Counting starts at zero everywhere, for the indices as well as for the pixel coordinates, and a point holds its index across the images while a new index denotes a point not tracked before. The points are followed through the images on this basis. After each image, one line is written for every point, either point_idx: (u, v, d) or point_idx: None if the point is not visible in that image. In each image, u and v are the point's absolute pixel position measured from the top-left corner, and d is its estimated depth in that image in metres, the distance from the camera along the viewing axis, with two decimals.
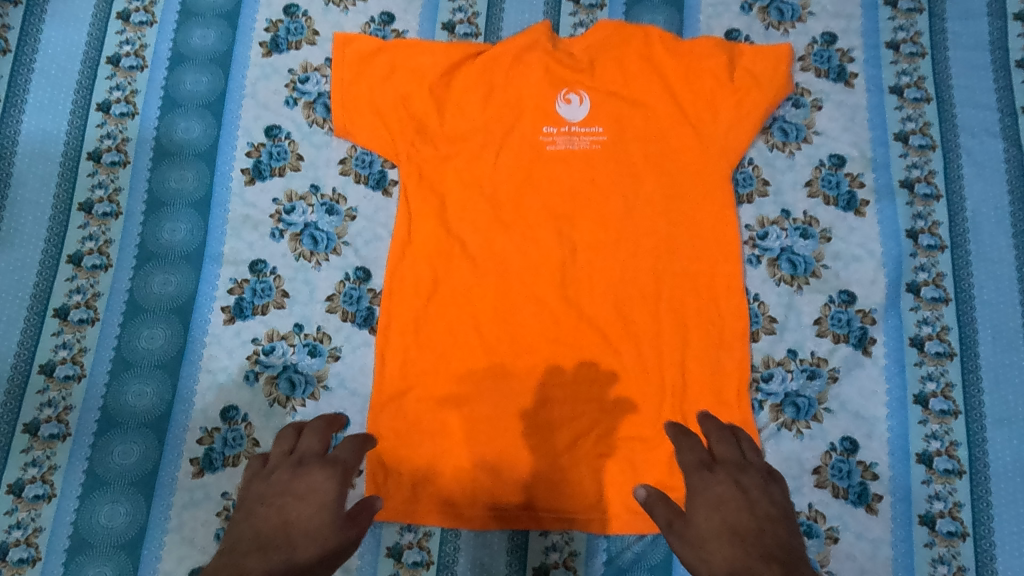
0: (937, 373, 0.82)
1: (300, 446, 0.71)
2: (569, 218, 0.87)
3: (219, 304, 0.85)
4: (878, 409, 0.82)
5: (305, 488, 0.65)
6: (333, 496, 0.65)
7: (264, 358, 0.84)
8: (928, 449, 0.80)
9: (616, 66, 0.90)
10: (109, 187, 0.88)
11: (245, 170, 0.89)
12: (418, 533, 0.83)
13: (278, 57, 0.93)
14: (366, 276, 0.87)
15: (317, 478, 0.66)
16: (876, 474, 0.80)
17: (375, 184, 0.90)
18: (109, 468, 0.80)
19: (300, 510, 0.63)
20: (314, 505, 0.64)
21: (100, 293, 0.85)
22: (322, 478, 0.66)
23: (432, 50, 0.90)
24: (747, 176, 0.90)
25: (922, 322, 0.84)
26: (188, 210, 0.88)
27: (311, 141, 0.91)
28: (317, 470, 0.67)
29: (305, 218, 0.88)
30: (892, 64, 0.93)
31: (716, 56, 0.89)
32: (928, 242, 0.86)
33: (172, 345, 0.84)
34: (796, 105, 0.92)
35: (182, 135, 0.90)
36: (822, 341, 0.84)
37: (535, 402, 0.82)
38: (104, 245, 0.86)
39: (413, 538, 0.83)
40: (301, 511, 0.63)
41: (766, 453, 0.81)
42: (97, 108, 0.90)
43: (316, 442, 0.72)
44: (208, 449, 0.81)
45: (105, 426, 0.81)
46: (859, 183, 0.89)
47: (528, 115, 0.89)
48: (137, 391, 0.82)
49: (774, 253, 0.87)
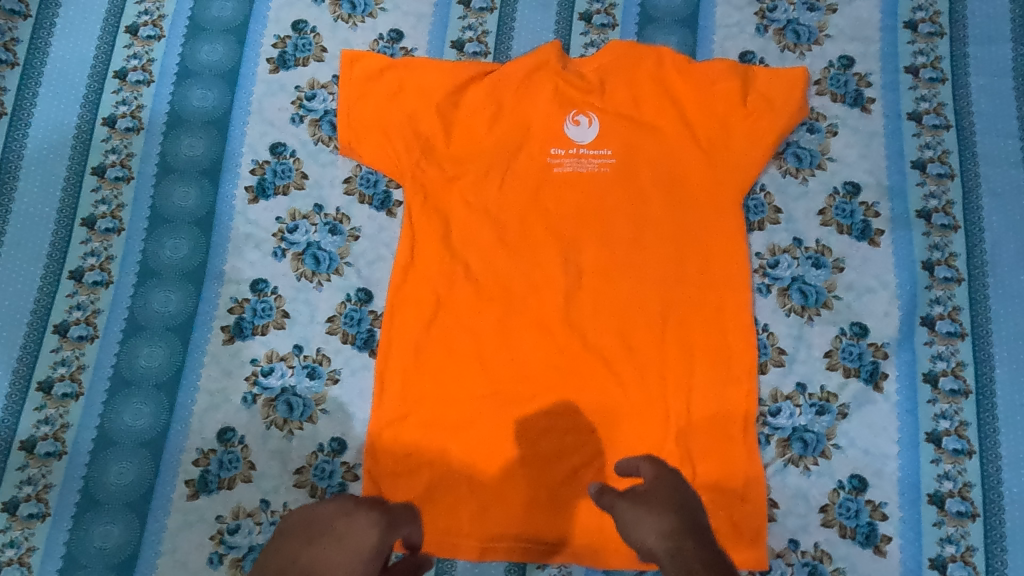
0: (951, 411, 0.80)
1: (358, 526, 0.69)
2: (576, 242, 0.85)
3: (218, 324, 0.84)
4: (888, 447, 0.79)
5: (345, 540, 0.67)
6: (370, 547, 0.67)
7: (263, 379, 0.83)
8: (939, 489, 0.78)
9: (627, 87, 0.89)
10: (113, 203, 0.88)
11: (248, 187, 0.89)
12: None
13: (285, 74, 0.93)
14: (368, 298, 0.86)
15: (359, 525, 0.69)
16: (886, 514, 0.78)
17: (379, 205, 0.89)
18: (104, 488, 0.80)
19: (331, 554, 0.66)
20: (346, 552, 0.66)
21: (100, 310, 0.84)
22: (364, 526, 0.69)
23: (440, 68, 0.89)
24: (759, 203, 0.87)
25: (937, 357, 0.81)
26: (191, 227, 0.87)
27: (316, 159, 0.90)
28: (361, 520, 0.69)
29: (307, 237, 0.87)
30: (910, 89, 0.90)
31: (729, 80, 0.88)
32: (945, 275, 0.84)
33: (171, 364, 0.83)
34: (811, 130, 0.90)
35: (186, 151, 0.90)
36: (832, 375, 0.82)
37: (535, 431, 0.80)
38: (105, 261, 0.86)
39: None
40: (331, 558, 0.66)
41: (772, 490, 0.79)
42: (102, 122, 0.90)
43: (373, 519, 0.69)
44: (203, 471, 0.81)
45: (101, 445, 0.81)
46: (873, 212, 0.86)
47: (536, 136, 0.88)
48: (135, 410, 0.82)
49: (785, 282, 0.85)
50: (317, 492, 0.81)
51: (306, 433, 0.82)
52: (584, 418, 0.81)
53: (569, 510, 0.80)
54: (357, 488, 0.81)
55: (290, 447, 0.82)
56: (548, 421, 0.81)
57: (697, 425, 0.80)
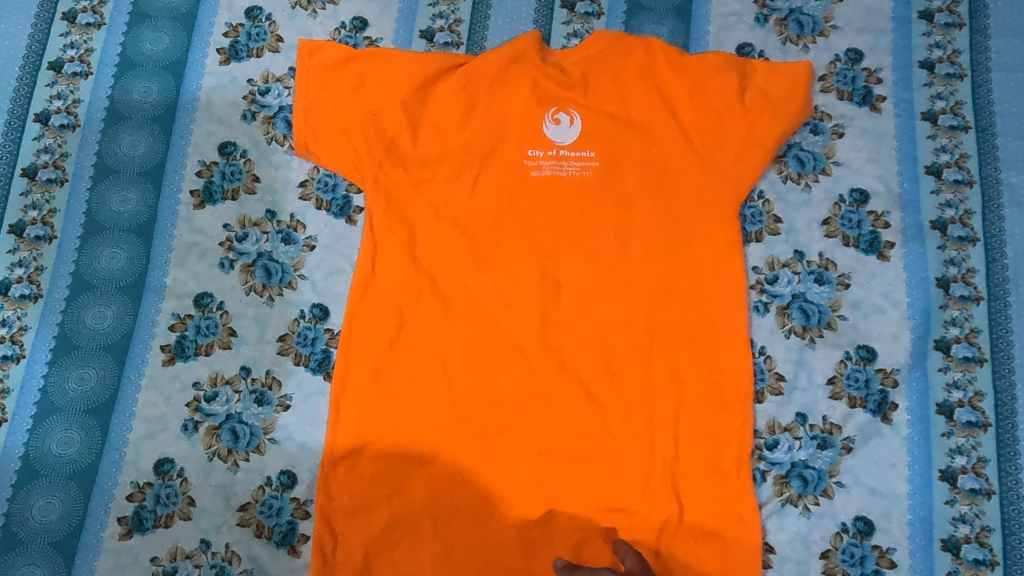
0: (968, 446, 0.72)
1: None
2: (554, 256, 0.77)
3: (158, 343, 0.76)
4: (898, 485, 0.71)
5: None
6: None
7: (206, 405, 0.75)
8: (954, 534, 0.70)
9: (612, 82, 0.80)
10: (44, 208, 0.79)
11: (194, 191, 0.81)
12: None
13: (237, 65, 0.84)
14: (324, 315, 0.78)
15: None
16: (894, 561, 0.70)
17: (338, 211, 0.81)
18: (27, 525, 0.72)
19: None
20: None
21: (27, 327, 0.76)
22: None
23: (407, 60, 0.81)
24: (756, 211, 0.79)
25: (952, 385, 0.73)
26: (129, 236, 0.79)
27: (270, 160, 0.82)
28: None
29: (258, 247, 0.79)
30: (925, 86, 0.82)
31: (726, 74, 0.79)
32: (961, 293, 0.76)
33: (103, 388, 0.75)
34: (814, 131, 0.81)
35: (126, 150, 0.81)
36: (835, 405, 0.74)
37: (505, 465, 0.72)
38: (34, 273, 0.78)
39: None
40: None
41: (768, 532, 0.71)
42: (35, 118, 0.82)
43: None
44: (138, 508, 0.73)
45: (25, 477, 0.73)
46: (883, 223, 0.78)
47: (511, 136, 0.79)
48: (63, 439, 0.74)
49: (784, 300, 0.77)
50: (264, 532, 0.73)
51: (252, 465, 0.74)
52: (560, 451, 0.73)
53: (543, 553, 0.71)
54: (308, 527, 0.73)
55: (235, 480, 0.74)
56: (521, 454, 0.73)
57: (686, 459, 0.72)
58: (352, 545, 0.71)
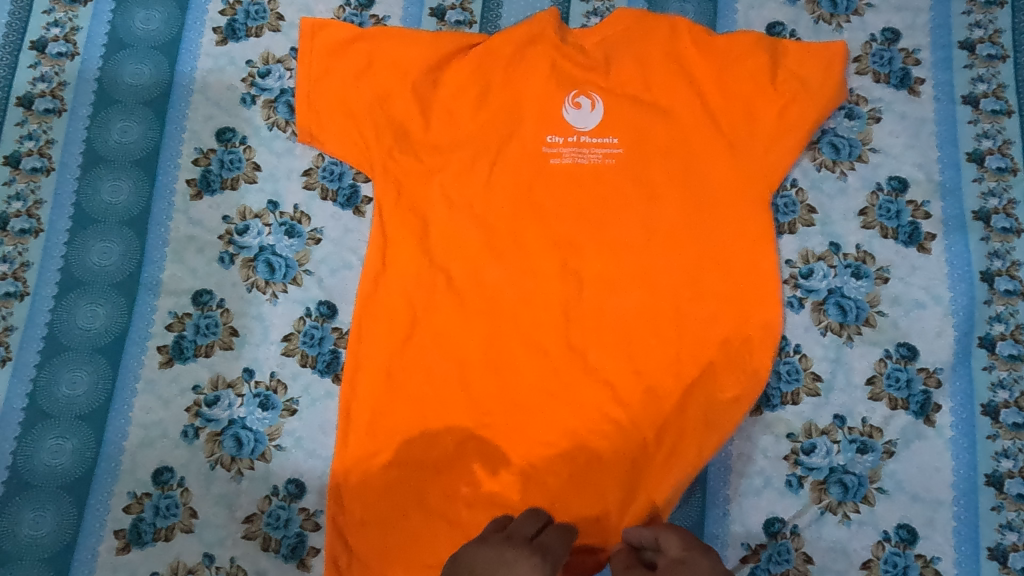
0: (1015, 449, 0.68)
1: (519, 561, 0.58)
2: (576, 250, 0.72)
3: (154, 343, 0.71)
4: (942, 491, 0.68)
5: None
6: None
7: (207, 410, 0.71)
8: (1002, 542, 0.67)
9: (636, 63, 0.75)
10: (29, 198, 0.74)
11: (191, 180, 0.75)
12: None
13: (234, 45, 0.79)
14: (331, 313, 0.73)
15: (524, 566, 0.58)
16: (938, 571, 0.66)
17: (345, 201, 0.76)
18: (17, 540, 0.67)
19: None
20: None
21: (13, 327, 0.71)
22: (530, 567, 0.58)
23: (418, 40, 0.76)
24: (790, 201, 0.75)
25: (997, 385, 0.70)
26: (122, 229, 0.74)
27: (271, 148, 0.77)
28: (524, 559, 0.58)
29: (260, 240, 0.74)
30: (966, 68, 0.78)
31: (757, 56, 0.75)
32: (1006, 287, 0.72)
33: (96, 392, 0.70)
34: (849, 116, 0.77)
35: (117, 137, 0.76)
36: (875, 406, 0.70)
37: (528, 473, 0.68)
38: (19, 269, 0.72)
39: None
40: None
41: (806, 541, 0.68)
42: (17, 102, 0.76)
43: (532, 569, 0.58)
44: (136, 520, 0.68)
45: (14, 489, 0.68)
46: (923, 213, 0.74)
47: (528, 121, 0.74)
48: (54, 447, 0.69)
49: (820, 295, 0.73)
50: (271, 544, 0.69)
51: (258, 473, 0.70)
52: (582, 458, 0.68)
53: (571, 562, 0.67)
54: (320, 540, 0.69)
55: (239, 490, 0.69)
56: (543, 461, 0.68)
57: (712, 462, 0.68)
58: (367, 561, 0.67)
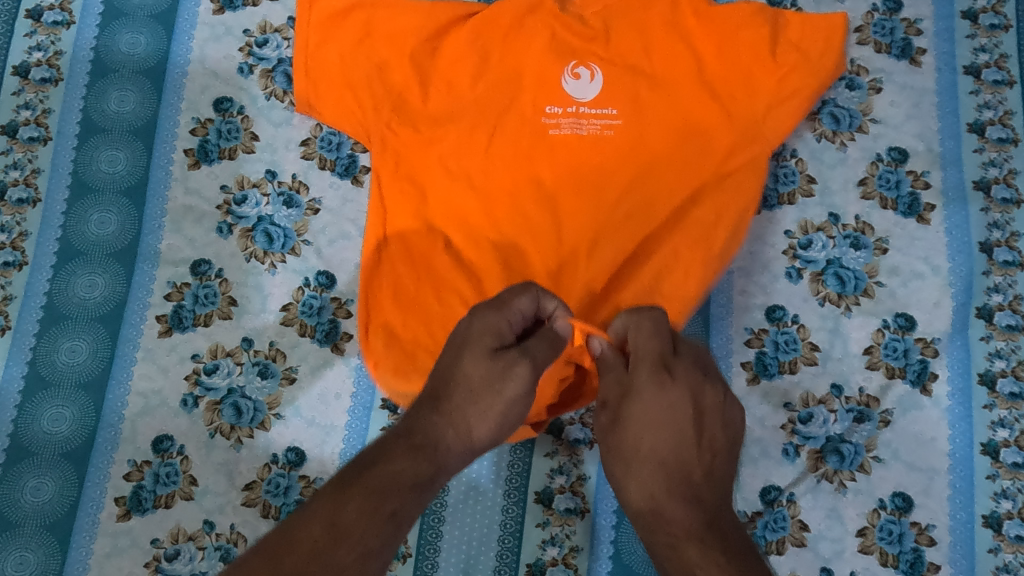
0: (1011, 419, 0.69)
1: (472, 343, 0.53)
2: (575, 221, 0.71)
3: (153, 313, 0.71)
4: (937, 460, 0.68)
5: (462, 349, 0.53)
6: (494, 342, 0.53)
7: (206, 378, 0.71)
8: (996, 510, 0.67)
9: (637, 32, 0.74)
10: (26, 168, 0.74)
11: (189, 150, 0.75)
12: None
13: (231, 15, 0.78)
14: (330, 283, 0.73)
15: (481, 322, 0.53)
16: (933, 539, 0.67)
17: (343, 171, 0.76)
18: (18, 507, 0.67)
19: (462, 376, 0.52)
20: (468, 378, 0.52)
21: (12, 296, 0.71)
22: (486, 322, 0.53)
23: (415, 9, 0.75)
24: (789, 171, 0.75)
25: (995, 355, 0.70)
26: (121, 199, 0.73)
27: (269, 118, 0.76)
28: (485, 312, 0.54)
29: (258, 210, 0.74)
30: (968, 38, 0.77)
31: (758, 27, 0.73)
32: (1005, 258, 0.72)
33: (97, 361, 0.70)
34: (850, 87, 0.77)
35: (114, 107, 0.75)
36: (872, 375, 0.70)
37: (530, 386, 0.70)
38: (18, 239, 0.72)
39: None
40: (458, 389, 0.52)
41: (803, 509, 0.68)
42: (13, 72, 0.76)
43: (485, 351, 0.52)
44: (136, 488, 0.68)
45: (14, 457, 0.68)
46: (923, 184, 0.74)
47: (528, 93, 0.73)
48: (54, 416, 0.69)
49: (819, 266, 0.73)
50: (271, 512, 0.69)
51: (257, 442, 0.70)
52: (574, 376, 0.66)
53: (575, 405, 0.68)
54: None
55: (238, 458, 0.70)
56: None
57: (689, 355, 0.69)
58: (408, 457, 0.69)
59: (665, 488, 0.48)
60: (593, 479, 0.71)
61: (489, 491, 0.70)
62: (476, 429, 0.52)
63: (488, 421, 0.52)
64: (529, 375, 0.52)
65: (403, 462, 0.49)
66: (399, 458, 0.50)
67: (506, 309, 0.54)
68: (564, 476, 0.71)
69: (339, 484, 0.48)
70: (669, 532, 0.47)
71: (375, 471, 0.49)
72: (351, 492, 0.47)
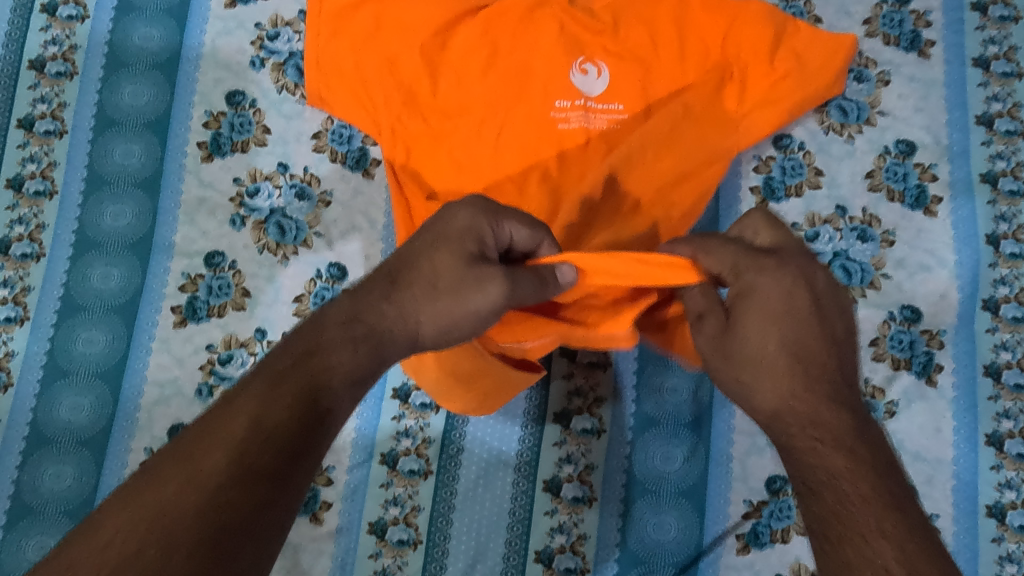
0: (1016, 410, 0.69)
1: (455, 230, 0.51)
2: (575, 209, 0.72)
3: (168, 304, 0.73)
4: (942, 450, 0.69)
5: (447, 238, 0.51)
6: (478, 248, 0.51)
7: (220, 368, 0.72)
8: (1000, 500, 0.68)
9: (645, 27, 0.74)
10: (43, 161, 0.75)
11: (202, 143, 0.76)
12: (405, 508, 0.71)
13: (243, 8, 0.79)
14: (342, 274, 0.75)
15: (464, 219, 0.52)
16: (937, 528, 0.68)
17: (354, 164, 0.77)
18: (38, 493, 0.68)
19: (435, 260, 0.51)
20: (441, 268, 0.51)
21: (30, 288, 0.72)
22: (468, 219, 0.52)
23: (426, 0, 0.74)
24: (796, 164, 0.75)
25: (1000, 347, 0.70)
26: (135, 191, 0.75)
27: (281, 111, 0.77)
28: (467, 208, 0.52)
29: (271, 203, 0.75)
30: (977, 31, 0.77)
31: (762, 27, 0.73)
32: (1012, 251, 0.72)
33: (113, 350, 0.71)
34: (858, 79, 0.77)
35: (128, 101, 0.76)
36: (878, 367, 0.71)
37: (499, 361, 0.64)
38: (35, 231, 0.73)
39: (399, 513, 0.71)
40: (436, 276, 0.51)
41: None
42: (29, 65, 0.76)
43: (469, 244, 0.51)
44: None
45: (34, 444, 0.69)
46: (930, 176, 0.74)
47: (540, 79, 0.73)
48: (73, 404, 0.70)
49: (826, 258, 0.73)
50: None
51: None
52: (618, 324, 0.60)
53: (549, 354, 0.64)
54: (331, 496, 0.71)
55: None
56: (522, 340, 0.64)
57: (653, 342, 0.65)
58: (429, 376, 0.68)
59: (802, 386, 0.49)
60: (600, 468, 0.72)
61: (499, 479, 0.71)
62: (425, 326, 0.51)
63: (438, 320, 0.51)
64: (499, 294, 0.51)
65: (343, 354, 0.48)
66: (339, 349, 0.48)
67: (497, 224, 0.52)
68: (571, 465, 0.72)
69: (269, 377, 0.45)
70: (813, 434, 0.47)
71: (309, 365, 0.47)
72: (283, 388, 0.45)
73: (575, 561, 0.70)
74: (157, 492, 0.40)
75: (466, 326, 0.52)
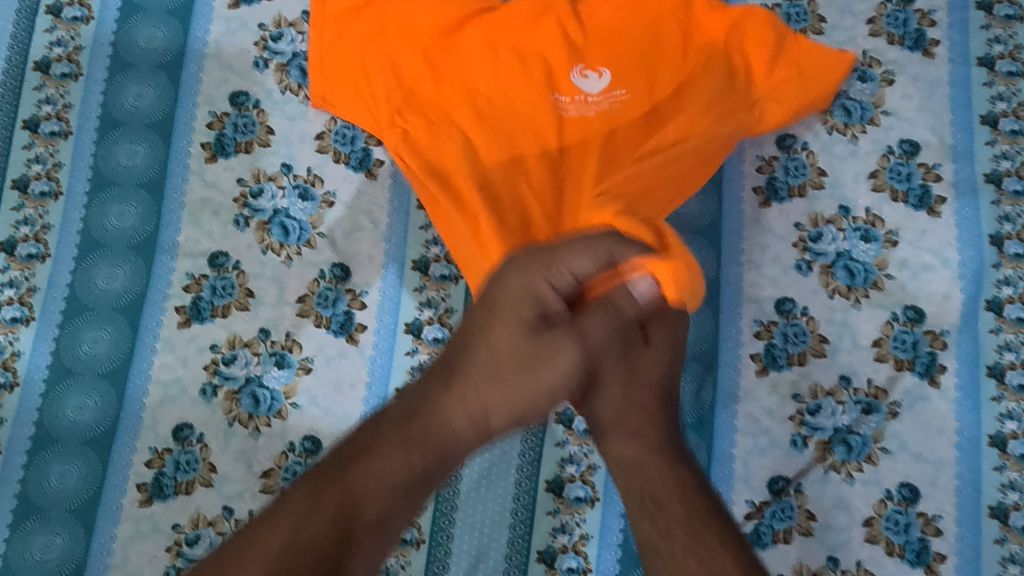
0: (1020, 411, 0.69)
1: (511, 295, 0.57)
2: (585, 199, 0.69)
3: (173, 304, 0.73)
4: (944, 451, 0.69)
5: (507, 305, 0.57)
6: (536, 313, 0.57)
7: (224, 368, 0.73)
8: (1003, 501, 0.68)
9: (649, 29, 0.73)
10: (48, 161, 0.75)
11: (206, 144, 0.76)
12: None
13: (247, 10, 0.79)
14: (345, 275, 0.75)
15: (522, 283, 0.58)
16: (940, 530, 0.68)
17: (358, 165, 0.77)
18: (44, 493, 0.69)
19: (499, 339, 0.56)
20: (505, 335, 0.56)
21: (36, 288, 0.72)
22: (523, 280, 0.58)
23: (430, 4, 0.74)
24: (799, 164, 0.75)
25: (1004, 347, 0.70)
26: (140, 191, 0.75)
27: (284, 111, 0.78)
28: (517, 272, 0.58)
29: (274, 203, 0.76)
30: (982, 29, 0.77)
31: (766, 32, 0.73)
32: (1016, 251, 0.72)
33: (118, 350, 0.72)
34: (862, 79, 0.77)
35: (133, 102, 0.77)
36: (881, 367, 0.71)
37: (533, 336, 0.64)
38: (40, 231, 0.73)
39: None
40: (499, 346, 0.56)
41: (809, 499, 0.69)
42: (34, 67, 0.77)
43: (527, 307, 0.57)
44: (157, 474, 0.70)
45: (40, 444, 0.70)
46: (934, 176, 0.74)
47: (540, 74, 0.72)
48: (78, 404, 0.71)
49: (829, 259, 0.73)
50: None
51: (274, 430, 0.72)
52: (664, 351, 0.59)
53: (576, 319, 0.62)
54: None
55: (256, 446, 0.72)
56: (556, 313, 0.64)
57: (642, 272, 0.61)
58: None
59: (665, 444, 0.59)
60: (602, 468, 0.72)
61: (502, 479, 0.72)
62: (489, 409, 0.55)
63: (510, 405, 0.56)
64: (569, 361, 0.57)
65: (385, 462, 0.52)
66: (392, 449, 0.53)
67: (554, 268, 0.58)
68: (574, 465, 0.72)
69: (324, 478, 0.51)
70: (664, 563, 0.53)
71: (365, 463, 0.52)
72: (331, 483, 0.51)
73: (577, 561, 0.70)
74: (243, 564, 0.46)
75: (547, 399, 0.57)
